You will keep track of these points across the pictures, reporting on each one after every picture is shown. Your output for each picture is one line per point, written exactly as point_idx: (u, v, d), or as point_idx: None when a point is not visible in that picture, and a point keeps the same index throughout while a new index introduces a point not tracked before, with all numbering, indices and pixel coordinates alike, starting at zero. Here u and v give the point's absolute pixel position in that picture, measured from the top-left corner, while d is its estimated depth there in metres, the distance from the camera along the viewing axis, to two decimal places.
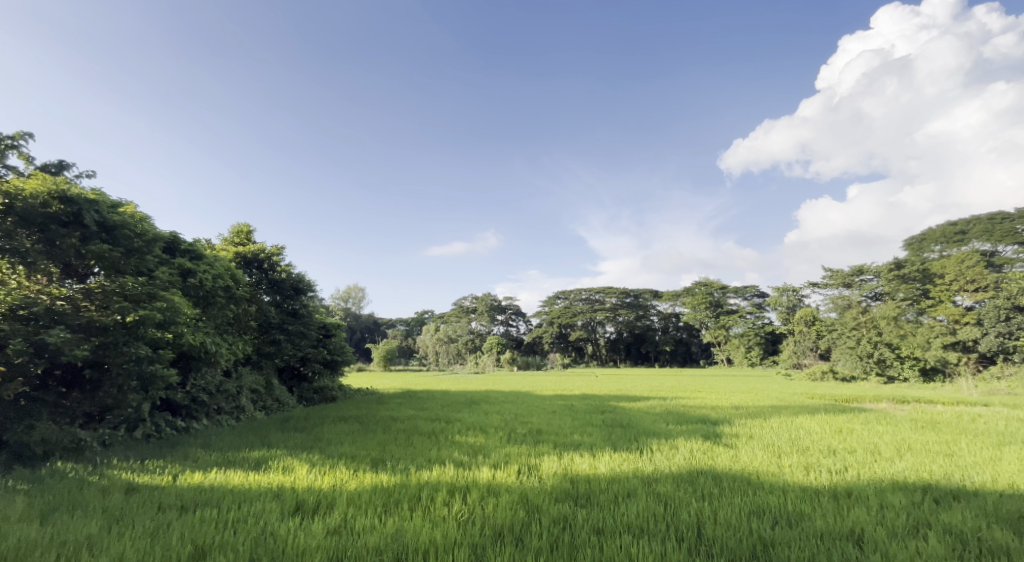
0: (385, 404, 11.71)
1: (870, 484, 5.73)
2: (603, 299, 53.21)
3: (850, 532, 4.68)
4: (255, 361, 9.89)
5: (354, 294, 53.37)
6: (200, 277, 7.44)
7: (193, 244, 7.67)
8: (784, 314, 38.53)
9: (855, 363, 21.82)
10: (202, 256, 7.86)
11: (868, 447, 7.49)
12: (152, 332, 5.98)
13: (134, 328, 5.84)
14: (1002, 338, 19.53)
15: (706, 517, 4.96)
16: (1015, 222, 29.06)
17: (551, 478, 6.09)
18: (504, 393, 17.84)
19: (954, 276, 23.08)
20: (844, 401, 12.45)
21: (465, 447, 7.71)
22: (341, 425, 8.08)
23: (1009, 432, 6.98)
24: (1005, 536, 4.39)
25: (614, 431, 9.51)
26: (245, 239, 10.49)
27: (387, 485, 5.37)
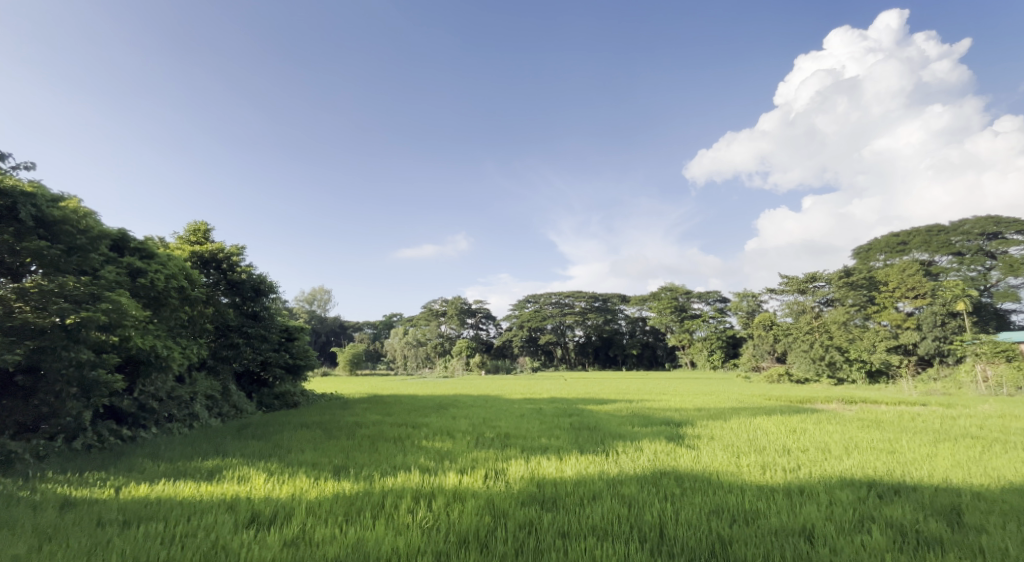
0: (350, 409, 11.53)
1: (821, 482, 5.97)
2: (572, 303, 53.77)
3: (802, 528, 4.87)
4: (212, 365, 9.62)
5: (320, 296, 52.33)
6: (151, 277, 7.20)
7: (144, 242, 7.45)
8: (744, 319, 39.70)
9: (808, 366, 22.10)
10: (154, 255, 7.62)
11: (819, 446, 7.78)
12: (94, 335, 5.72)
13: (74, 331, 5.57)
14: (939, 342, 21.39)
15: (668, 517, 5.09)
16: (951, 233, 30.82)
17: (518, 482, 6.14)
18: (473, 396, 17.80)
19: (897, 283, 24.45)
20: (798, 402, 13.08)
21: (431, 452, 7.69)
22: (302, 432, 7.94)
23: (946, 430, 7.39)
24: (942, 528, 4.64)
25: (581, 434, 9.65)
26: (202, 238, 10.21)
27: (349, 494, 5.31)
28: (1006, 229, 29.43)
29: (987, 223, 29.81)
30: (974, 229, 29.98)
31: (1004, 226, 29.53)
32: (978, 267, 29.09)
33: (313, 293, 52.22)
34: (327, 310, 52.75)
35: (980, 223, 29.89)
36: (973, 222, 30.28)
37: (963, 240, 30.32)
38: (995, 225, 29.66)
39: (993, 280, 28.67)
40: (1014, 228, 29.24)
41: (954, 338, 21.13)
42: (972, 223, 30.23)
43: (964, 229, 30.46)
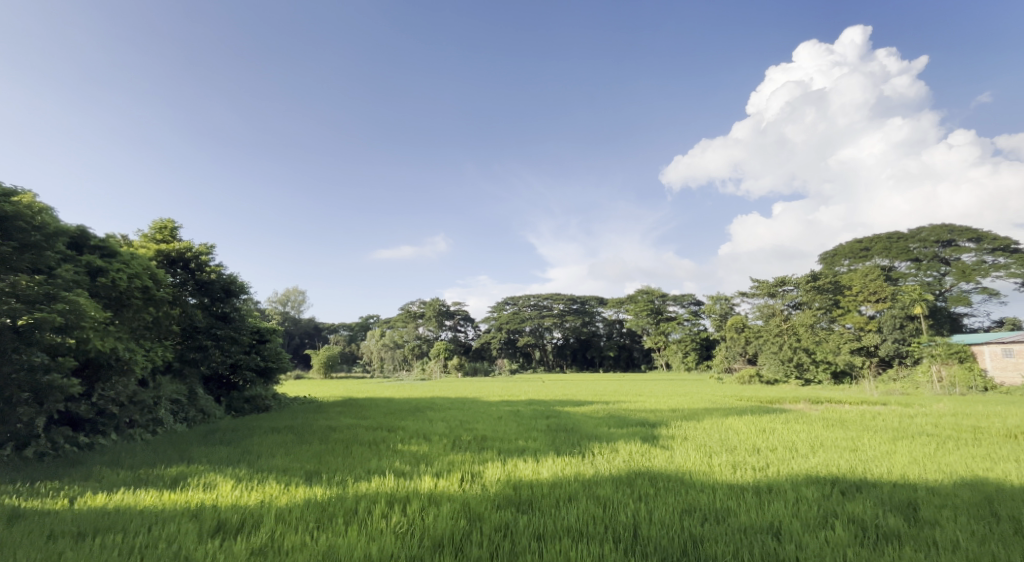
0: (324, 412, 11.38)
1: (787, 479, 6.13)
2: (551, 305, 54.08)
3: (770, 525, 4.98)
4: (178, 369, 9.41)
5: (294, 296, 51.45)
6: (113, 277, 7.01)
7: (105, 240, 7.24)
8: (718, 321, 40.33)
9: (778, 367, 22.81)
10: (115, 253, 7.41)
11: (787, 445, 8.01)
12: (48, 337, 5.57)
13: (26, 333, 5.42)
14: (898, 344, 22.55)
15: (642, 517, 5.17)
16: (909, 240, 31.94)
17: (494, 484, 6.16)
18: (451, 399, 17.74)
19: (859, 288, 25.28)
20: (768, 402, 13.46)
21: (407, 455, 7.65)
22: (273, 437, 7.81)
23: (904, 428, 7.66)
24: (899, 522, 4.81)
25: (558, 435, 9.70)
26: (168, 236, 9.98)
27: (321, 499, 5.26)
28: (958, 236, 30.30)
29: (942, 231, 30.74)
30: (930, 236, 31.03)
31: (957, 233, 30.42)
32: (934, 273, 30.32)
33: (287, 293, 51.29)
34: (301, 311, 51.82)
35: (936, 231, 30.85)
36: (930, 229, 31.25)
37: (920, 247, 31.38)
38: (949, 232, 30.56)
39: (947, 284, 29.92)
40: (967, 236, 30.18)
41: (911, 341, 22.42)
42: (929, 230, 31.25)
43: (921, 236, 31.53)
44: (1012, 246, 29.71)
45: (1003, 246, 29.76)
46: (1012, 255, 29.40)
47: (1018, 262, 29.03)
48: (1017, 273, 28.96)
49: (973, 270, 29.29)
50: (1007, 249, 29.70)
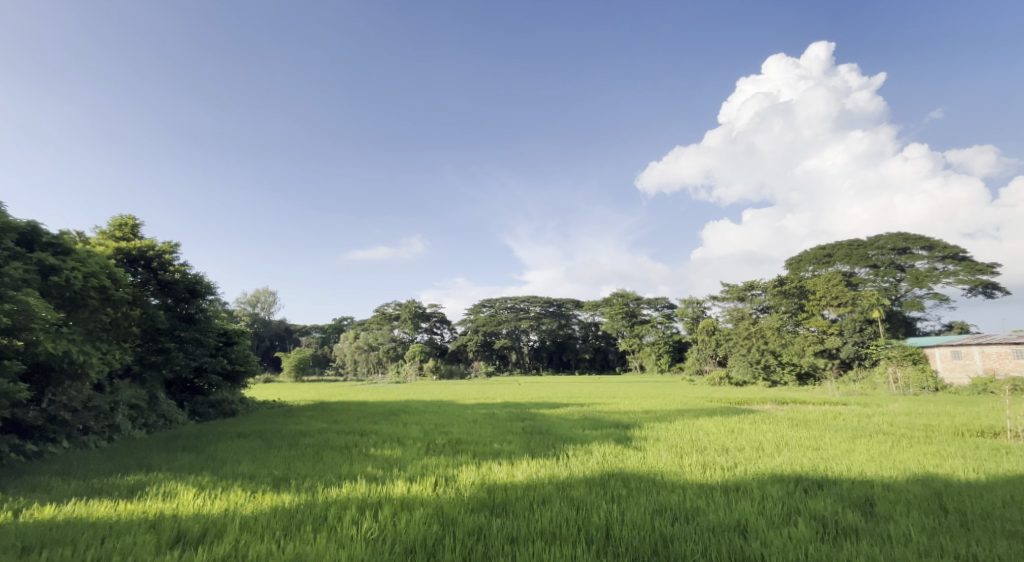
0: (294, 417, 11.15)
1: (754, 478, 6.28)
2: (528, 307, 54.21)
3: (737, 523, 5.09)
4: (138, 373, 9.13)
5: (264, 297, 50.43)
6: (66, 276, 6.74)
7: (58, 236, 6.95)
8: (690, 324, 41.02)
9: (746, 368, 23.04)
10: (71, 251, 7.12)
11: (754, 444, 8.21)
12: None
13: None
14: (857, 347, 23.20)
15: (615, 518, 5.22)
16: (868, 247, 33.05)
17: (468, 488, 6.15)
18: (426, 402, 17.59)
19: (823, 292, 25.37)
20: (739, 402, 13.90)
21: (380, 460, 7.57)
22: (240, 442, 7.65)
23: (862, 427, 7.91)
24: (857, 518, 4.95)
25: (533, 438, 9.73)
26: (128, 233, 9.67)
27: (288, 507, 5.17)
28: (912, 244, 31.52)
29: (897, 239, 31.92)
30: (887, 244, 32.23)
31: (912, 242, 31.64)
32: (891, 279, 31.47)
33: (257, 295, 50.24)
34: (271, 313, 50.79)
35: (893, 239, 32.01)
36: (887, 238, 32.42)
37: (878, 254, 32.53)
38: (904, 241, 31.75)
39: (902, 290, 31.12)
40: (920, 244, 31.40)
41: (871, 343, 23.07)
42: (886, 239, 32.41)
43: (879, 244, 32.69)
44: (961, 254, 31.04)
45: (952, 254, 31.06)
46: (961, 262, 30.70)
47: (966, 269, 30.33)
48: (965, 280, 30.17)
49: (926, 277, 30.49)
50: (956, 257, 31.02)
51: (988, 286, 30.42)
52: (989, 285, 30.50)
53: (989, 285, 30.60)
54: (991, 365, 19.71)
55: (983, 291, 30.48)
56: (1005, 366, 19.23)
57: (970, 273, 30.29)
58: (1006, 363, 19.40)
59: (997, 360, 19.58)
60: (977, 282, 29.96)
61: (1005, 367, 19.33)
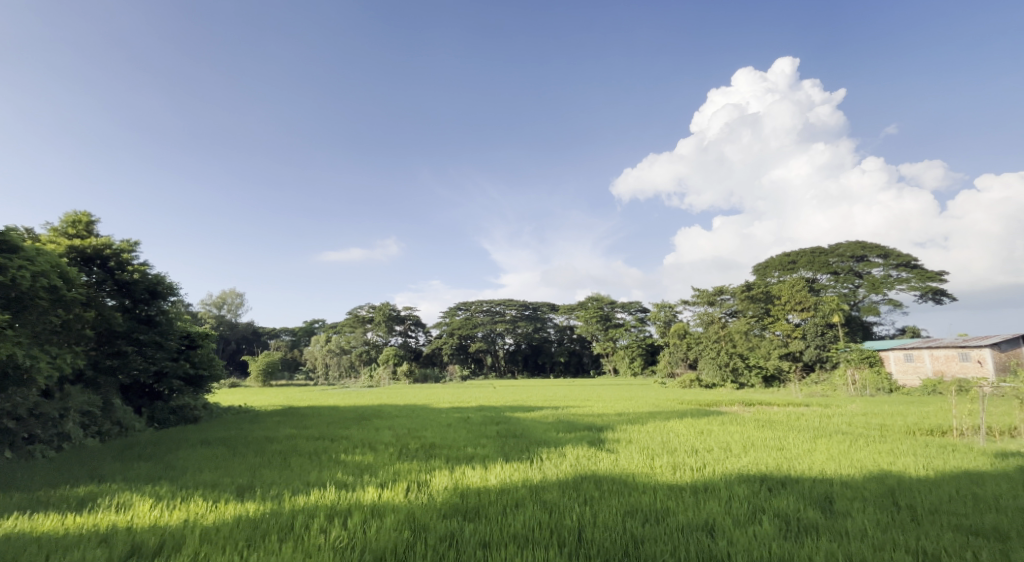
0: (261, 423, 10.88)
1: (721, 478, 6.38)
2: (503, 311, 54.01)
3: (704, 523, 5.17)
4: (91, 378, 8.80)
5: (231, 299, 49.02)
6: (11, 275, 6.43)
7: (3, 233, 6.60)
8: (662, 328, 41.55)
9: (715, 371, 23.53)
10: (18, 249, 6.78)
11: (722, 445, 8.36)
12: None
13: None
14: (819, 350, 23.52)
15: (586, 520, 5.25)
16: (829, 255, 34.04)
17: (441, 493, 6.09)
18: (399, 407, 17.38)
19: (788, 297, 25.86)
20: (706, 406, 13.74)
21: (350, 466, 7.45)
22: (203, 450, 7.45)
23: (823, 427, 8.14)
24: (818, 515, 5.08)
25: (506, 442, 9.69)
26: (81, 231, 9.30)
27: (252, 516, 5.05)
28: (870, 252, 32.58)
29: (856, 247, 32.95)
30: (847, 251, 33.23)
31: (869, 250, 32.69)
32: (850, 285, 32.49)
33: (224, 296, 48.84)
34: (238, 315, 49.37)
35: (851, 247, 33.01)
36: (846, 245, 33.43)
37: (838, 261, 33.52)
38: (862, 249, 32.80)
39: (860, 296, 32.19)
40: (876, 252, 32.48)
41: (833, 347, 23.49)
42: (845, 246, 33.42)
43: (839, 251, 33.69)
44: (913, 262, 32.26)
45: (905, 262, 32.21)
46: (912, 270, 31.90)
47: (918, 277, 31.55)
48: (917, 287, 31.35)
49: (882, 283, 31.59)
50: (909, 264, 32.22)
51: (937, 293, 31.70)
52: (939, 292, 31.77)
53: (939, 292, 31.89)
54: (941, 367, 20.62)
55: (933, 297, 31.72)
56: (952, 368, 20.18)
57: (921, 281, 31.53)
58: (954, 365, 20.34)
59: (945, 362, 20.51)
60: (928, 289, 31.18)
61: (953, 368, 20.25)
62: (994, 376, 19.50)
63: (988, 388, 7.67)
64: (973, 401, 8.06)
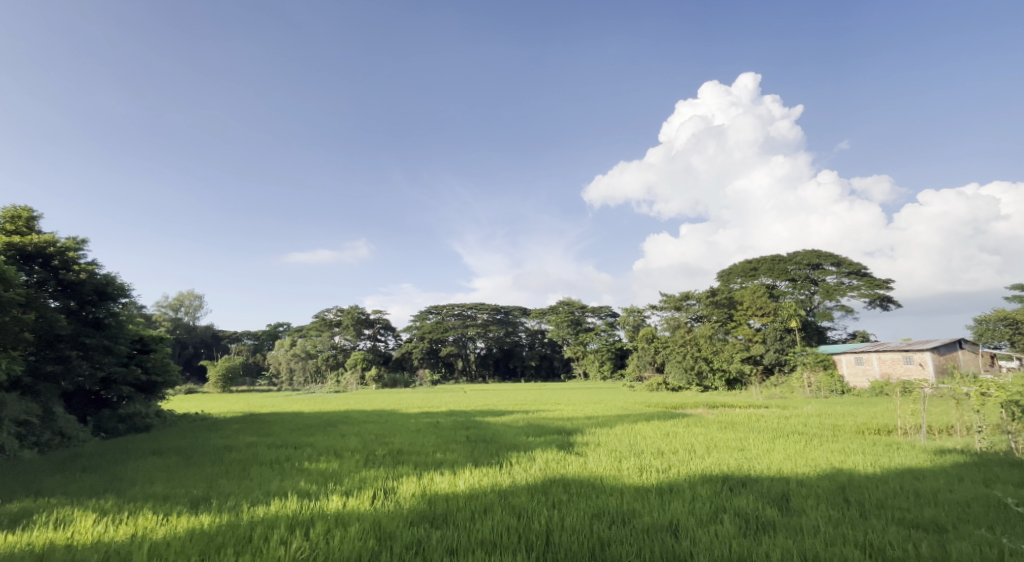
0: (219, 431, 10.54)
1: (686, 480, 6.46)
2: (475, 315, 53.28)
3: (669, 523, 5.22)
4: (30, 385, 8.37)
5: (189, 301, 47.32)
6: None
7: None
8: (631, 332, 42.05)
9: (681, 375, 24.05)
10: None
11: (687, 446, 8.49)
12: None
13: None
14: (778, 354, 24.22)
15: (554, 524, 5.24)
16: (787, 262, 35.00)
17: (408, 500, 5.99)
18: (366, 412, 17.08)
19: (749, 303, 26.46)
20: (671, 408, 14.00)
21: (314, 474, 7.28)
22: (155, 460, 7.15)
23: (782, 428, 8.37)
24: (775, 513, 5.18)
25: (476, 447, 9.63)
26: (22, 227, 8.89)
27: (206, 528, 4.86)
28: (824, 260, 33.72)
29: (812, 255, 34.04)
30: (803, 259, 34.25)
31: (824, 259, 33.83)
32: (806, 291, 33.58)
33: (180, 297, 47.04)
34: (197, 317, 47.71)
35: (808, 255, 34.09)
36: (803, 253, 34.48)
37: (796, 268, 34.55)
38: (817, 257, 33.88)
39: (815, 302, 33.31)
40: (830, 260, 33.63)
41: (791, 350, 24.17)
42: (802, 254, 34.47)
43: (796, 258, 34.65)
44: (864, 270, 33.52)
45: (856, 270, 33.45)
46: (863, 278, 33.15)
47: (867, 284, 32.78)
48: (867, 294, 32.58)
49: (835, 290, 32.75)
50: (859, 273, 33.45)
51: (886, 300, 33.01)
52: (887, 299, 33.08)
53: (887, 299, 33.21)
54: (887, 370, 21.47)
55: (881, 304, 33.01)
56: (897, 370, 21.09)
57: (871, 288, 32.82)
58: (899, 368, 21.27)
59: (891, 365, 21.41)
60: (876, 295, 32.44)
61: (898, 371, 21.15)
62: (934, 378, 20.47)
63: (929, 389, 7.99)
64: (915, 401, 8.39)
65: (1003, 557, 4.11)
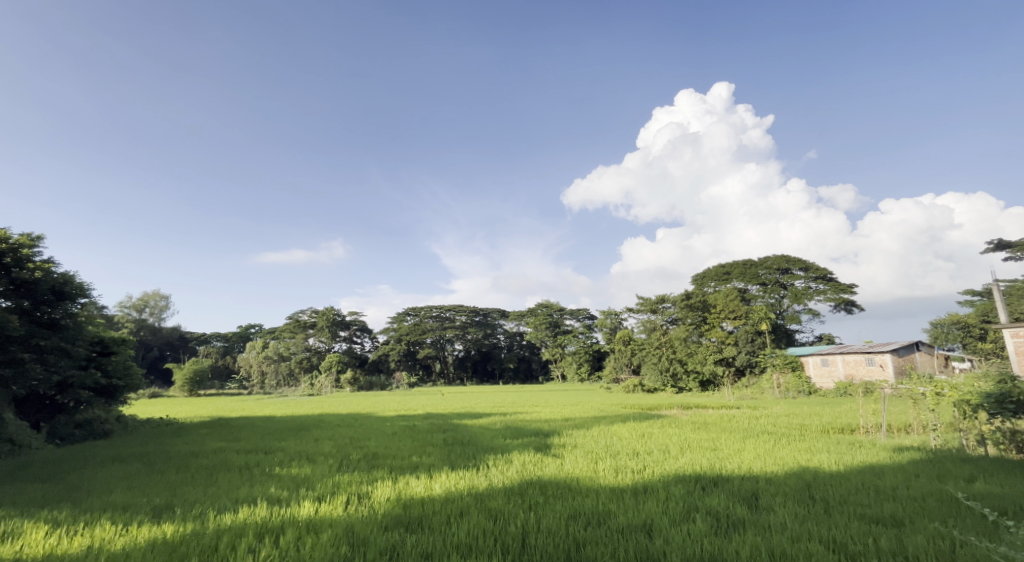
0: (185, 436, 10.23)
1: (660, 480, 6.49)
2: (453, 316, 52.89)
3: (643, 523, 5.22)
4: None
5: (154, 301, 45.77)
6: None
7: None
8: (608, 334, 42.32)
9: (657, 376, 24.69)
10: None
11: (661, 447, 8.55)
12: None
13: None
14: (749, 355, 24.58)
15: (530, 527, 5.19)
16: (758, 267, 35.65)
17: (383, 505, 5.88)
18: (340, 415, 16.79)
19: (722, 306, 26.77)
20: (646, 409, 14.11)
21: (286, 479, 7.10)
22: (116, 468, 6.88)
23: (752, 428, 8.48)
24: (745, 511, 5.23)
25: (453, 449, 9.54)
26: None
27: (168, 538, 4.68)
28: (793, 265, 34.45)
29: (781, 260, 34.74)
30: (773, 263, 34.92)
31: (793, 263, 34.57)
32: (776, 295, 34.27)
33: (145, 297, 45.44)
34: (162, 317, 46.25)
35: (777, 260, 34.78)
36: (773, 258, 35.15)
37: (766, 272, 35.20)
38: (787, 261, 34.59)
39: (784, 305, 34.02)
40: (799, 265, 34.35)
41: (761, 352, 24.67)
42: (772, 259, 35.15)
43: (767, 263, 35.30)
44: (830, 275, 34.34)
45: (823, 274, 34.26)
46: (829, 282, 33.98)
47: (833, 289, 33.62)
48: (833, 298, 33.40)
49: (804, 294, 33.47)
50: (826, 277, 34.27)
51: (851, 304, 33.89)
52: (851, 303, 33.95)
53: (852, 303, 34.09)
54: (851, 371, 22.00)
55: (846, 308, 33.87)
56: (860, 372, 21.65)
57: (836, 292, 33.66)
58: (862, 369, 21.83)
59: (854, 366, 21.95)
60: (841, 300, 33.28)
61: (861, 372, 21.70)
62: (894, 379, 21.11)
63: (889, 389, 8.19)
64: (876, 401, 8.60)
65: (955, 549, 4.21)
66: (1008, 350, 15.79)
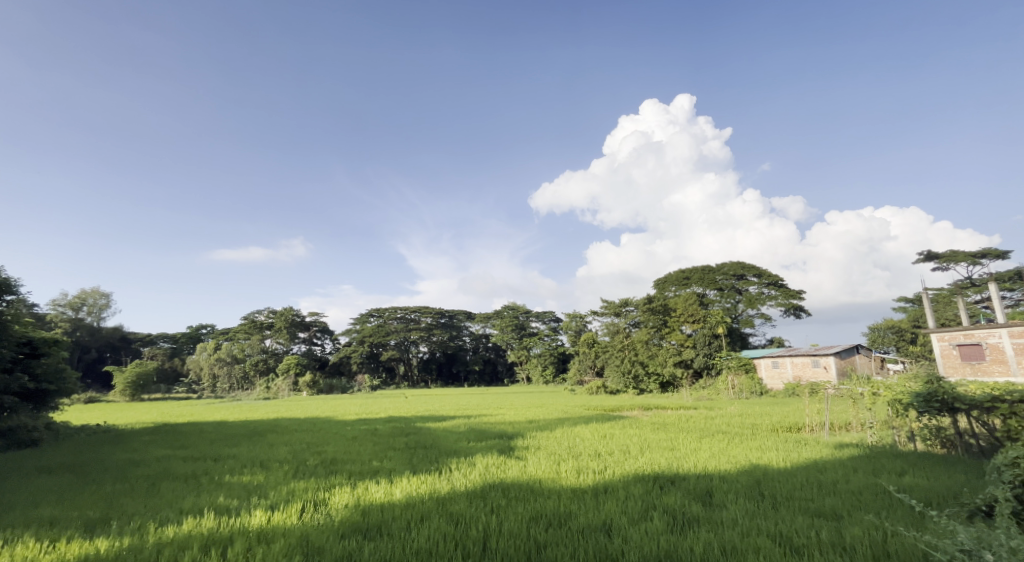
0: (127, 444, 9.75)
1: (620, 479, 6.55)
2: (418, 318, 52.21)
3: (602, 523, 5.26)
4: None
5: (93, 299, 43.05)
6: None
7: None
8: (572, 337, 42.67)
9: (619, 378, 24.88)
10: None
11: (622, 447, 8.64)
12: None
13: None
14: (706, 358, 25.05)
15: (492, 530, 5.15)
16: (716, 273, 36.62)
17: (340, 511, 5.74)
18: (297, 420, 16.36)
19: (682, 309, 27.31)
20: (608, 411, 14.26)
21: (238, 488, 6.84)
22: (45, 480, 6.48)
23: (708, 428, 8.65)
24: (699, 508, 5.33)
25: (414, 453, 9.41)
26: None
27: (105, 555, 4.44)
28: (748, 271, 35.52)
29: (736, 266, 35.81)
30: (730, 269, 35.94)
31: (748, 269, 35.64)
32: (731, 300, 35.28)
33: (83, 296, 42.69)
34: (101, 316, 43.57)
35: (733, 266, 35.80)
36: (730, 264, 36.19)
37: (723, 278, 36.17)
38: (742, 268, 35.64)
39: (739, 310, 35.03)
40: (753, 271, 35.47)
41: (717, 355, 25.20)
42: (729, 265, 36.19)
43: (724, 269, 36.31)
44: (781, 281, 35.55)
45: (775, 281, 35.43)
46: (779, 288, 35.18)
47: (783, 295, 34.85)
48: (783, 303, 34.62)
49: (756, 299, 34.56)
50: (777, 283, 35.46)
51: (800, 309, 35.17)
52: (800, 309, 35.24)
53: (801, 308, 35.40)
54: (798, 373, 22.91)
55: (795, 313, 35.15)
56: (806, 373, 22.53)
57: (787, 298, 34.88)
58: (808, 371, 22.71)
59: (801, 368, 22.85)
60: (790, 305, 34.53)
61: (807, 374, 22.58)
62: (837, 380, 22.03)
63: (833, 389, 8.47)
64: (821, 400, 8.91)
65: (887, 539, 4.39)
66: (935, 353, 16.71)
